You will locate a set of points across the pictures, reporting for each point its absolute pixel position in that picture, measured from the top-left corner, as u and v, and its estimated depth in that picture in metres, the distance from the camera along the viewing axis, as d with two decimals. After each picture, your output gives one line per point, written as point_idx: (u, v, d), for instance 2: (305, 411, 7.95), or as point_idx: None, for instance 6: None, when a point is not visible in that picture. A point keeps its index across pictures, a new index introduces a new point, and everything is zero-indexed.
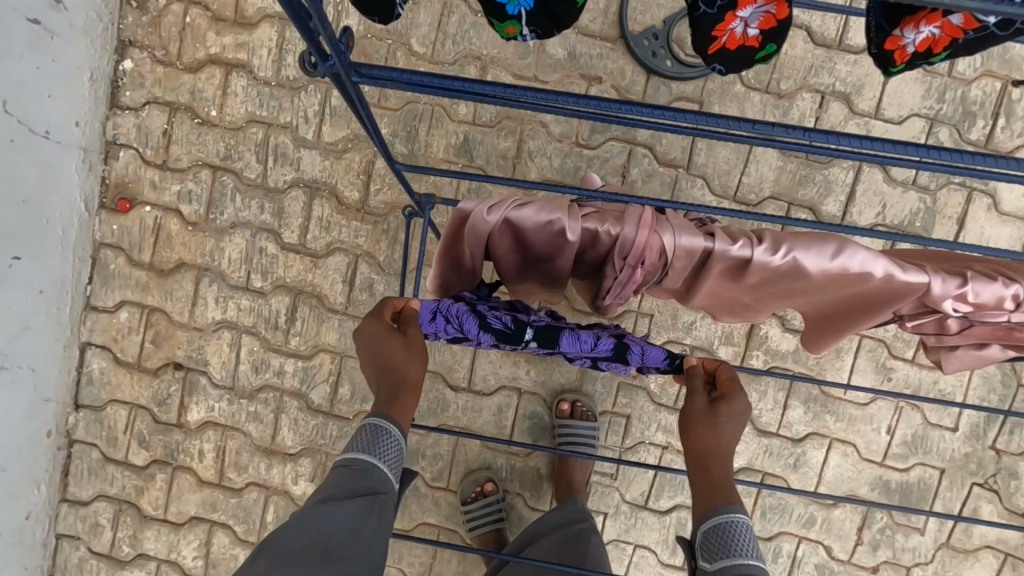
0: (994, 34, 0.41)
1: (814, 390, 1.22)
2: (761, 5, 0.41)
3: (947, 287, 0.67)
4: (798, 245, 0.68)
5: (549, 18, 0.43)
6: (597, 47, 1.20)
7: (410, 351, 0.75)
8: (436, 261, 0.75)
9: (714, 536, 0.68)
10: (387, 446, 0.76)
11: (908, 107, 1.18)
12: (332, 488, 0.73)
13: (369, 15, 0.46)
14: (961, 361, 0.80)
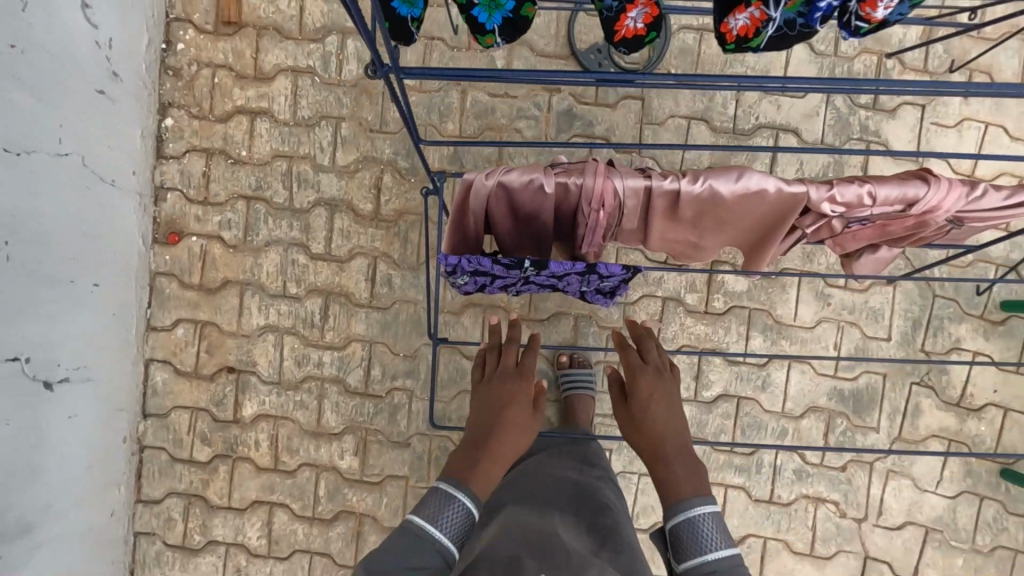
0: (785, 33, 0.69)
1: (768, 320, 1.47)
2: (642, 9, 0.70)
3: (820, 193, 0.92)
4: (711, 176, 0.93)
5: (512, 29, 0.71)
6: (553, 64, 1.48)
7: (519, 425, 1.10)
8: (449, 228, 0.99)
9: (681, 529, 0.98)
10: (456, 515, 0.97)
11: None
12: (403, 547, 0.93)
13: (397, 39, 0.70)
14: (865, 266, 1.11)
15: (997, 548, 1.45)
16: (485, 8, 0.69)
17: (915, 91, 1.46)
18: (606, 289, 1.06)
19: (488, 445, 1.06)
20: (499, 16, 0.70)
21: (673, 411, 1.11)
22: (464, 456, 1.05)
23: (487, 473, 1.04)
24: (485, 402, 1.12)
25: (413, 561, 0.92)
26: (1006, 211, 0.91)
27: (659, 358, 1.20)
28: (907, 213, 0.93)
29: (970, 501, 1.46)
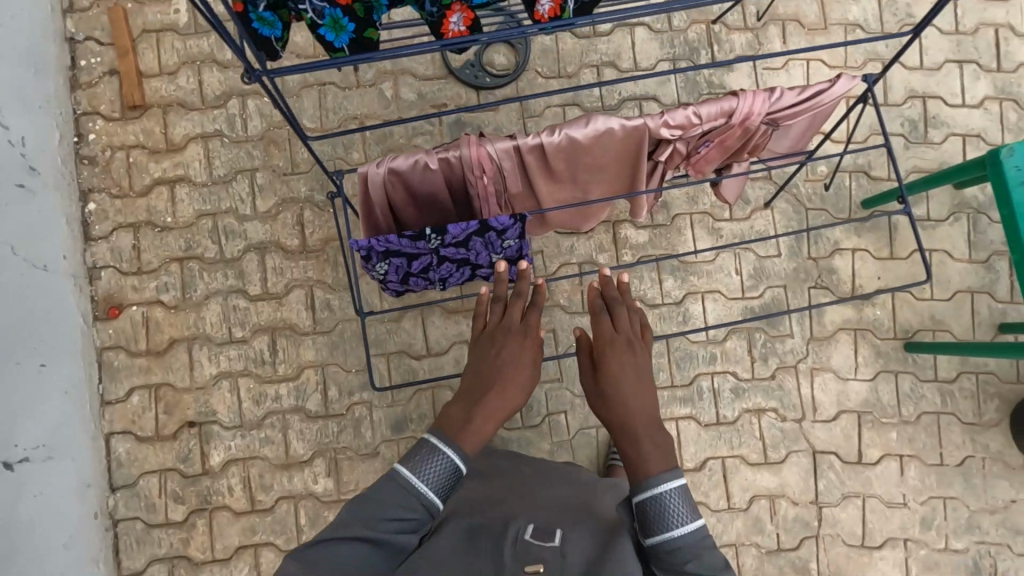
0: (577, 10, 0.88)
1: (674, 262, 1.64)
2: (460, 15, 0.87)
3: (656, 121, 1.10)
4: (565, 127, 1.10)
5: (360, 48, 0.88)
6: (436, 85, 1.68)
7: (517, 388, 1.12)
8: (362, 217, 1.14)
9: (648, 506, 0.98)
10: (440, 469, 0.98)
11: (654, 57, 1.71)
12: (387, 498, 0.95)
13: (264, 53, 0.86)
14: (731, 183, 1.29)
15: (921, 414, 1.62)
16: (334, 32, 0.85)
17: (743, 46, 1.71)
18: (512, 251, 1.20)
19: (486, 400, 1.09)
20: (345, 38, 0.86)
21: (640, 388, 1.12)
22: (460, 411, 1.07)
23: (477, 428, 1.06)
24: (490, 359, 1.14)
25: (397, 512, 0.94)
26: (803, 104, 1.12)
27: (628, 329, 1.19)
28: (730, 124, 1.12)
29: (887, 379, 1.63)
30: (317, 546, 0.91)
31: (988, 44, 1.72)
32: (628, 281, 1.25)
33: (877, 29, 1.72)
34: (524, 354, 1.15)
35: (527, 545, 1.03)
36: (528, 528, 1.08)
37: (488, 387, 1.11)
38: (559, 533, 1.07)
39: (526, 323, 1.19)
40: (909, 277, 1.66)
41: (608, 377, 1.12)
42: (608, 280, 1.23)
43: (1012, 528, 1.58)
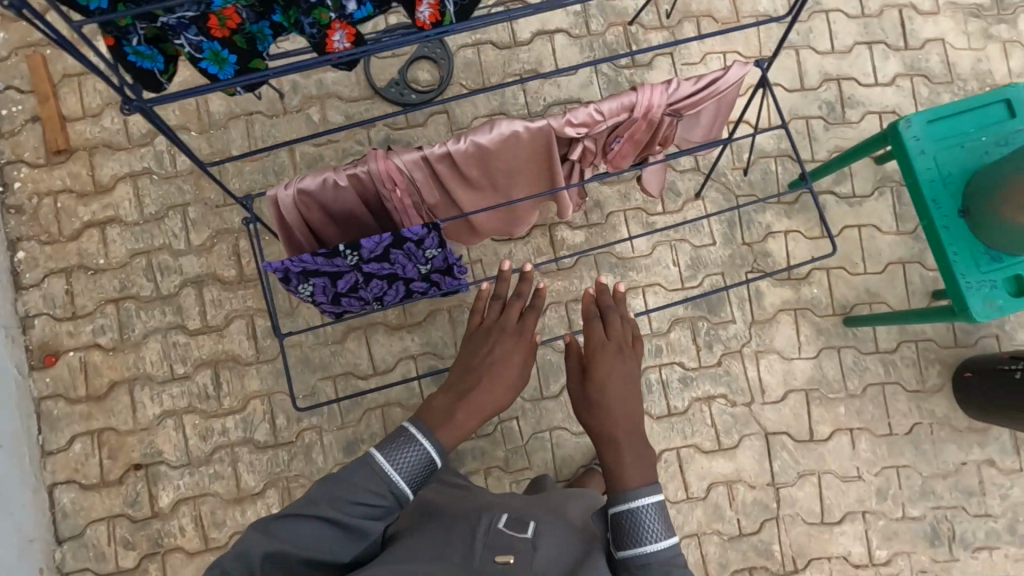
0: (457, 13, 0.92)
1: (612, 259, 1.66)
2: (342, 32, 0.86)
3: (559, 121, 1.12)
4: (470, 134, 1.11)
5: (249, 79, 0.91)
6: (363, 106, 1.70)
7: (506, 385, 1.13)
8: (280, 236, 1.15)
9: (624, 519, 1.00)
10: (414, 459, 0.99)
11: (575, 62, 1.74)
12: (358, 482, 0.95)
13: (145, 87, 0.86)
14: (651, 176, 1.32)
15: (867, 387, 1.64)
16: (216, 64, 0.86)
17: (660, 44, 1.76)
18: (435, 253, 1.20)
19: (472, 395, 1.10)
20: (231, 69, 0.87)
21: (628, 397, 1.13)
22: (443, 403, 1.09)
23: (459, 423, 1.07)
24: (483, 355, 1.15)
25: (365, 496, 0.95)
26: (700, 93, 1.15)
27: (622, 335, 1.20)
28: (633, 117, 1.15)
29: (830, 355, 1.65)
30: (282, 519, 0.93)
31: (893, 24, 1.79)
32: (624, 289, 1.25)
33: (786, 18, 1.78)
34: (518, 353, 1.16)
35: (499, 534, 1.02)
36: (501, 518, 1.07)
37: (476, 382, 1.12)
38: (532, 526, 1.06)
39: (521, 321, 1.19)
40: (842, 253, 1.70)
41: (598, 383, 1.13)
42: (604, 287, 1.23)
43: (965, 490, 1.61)
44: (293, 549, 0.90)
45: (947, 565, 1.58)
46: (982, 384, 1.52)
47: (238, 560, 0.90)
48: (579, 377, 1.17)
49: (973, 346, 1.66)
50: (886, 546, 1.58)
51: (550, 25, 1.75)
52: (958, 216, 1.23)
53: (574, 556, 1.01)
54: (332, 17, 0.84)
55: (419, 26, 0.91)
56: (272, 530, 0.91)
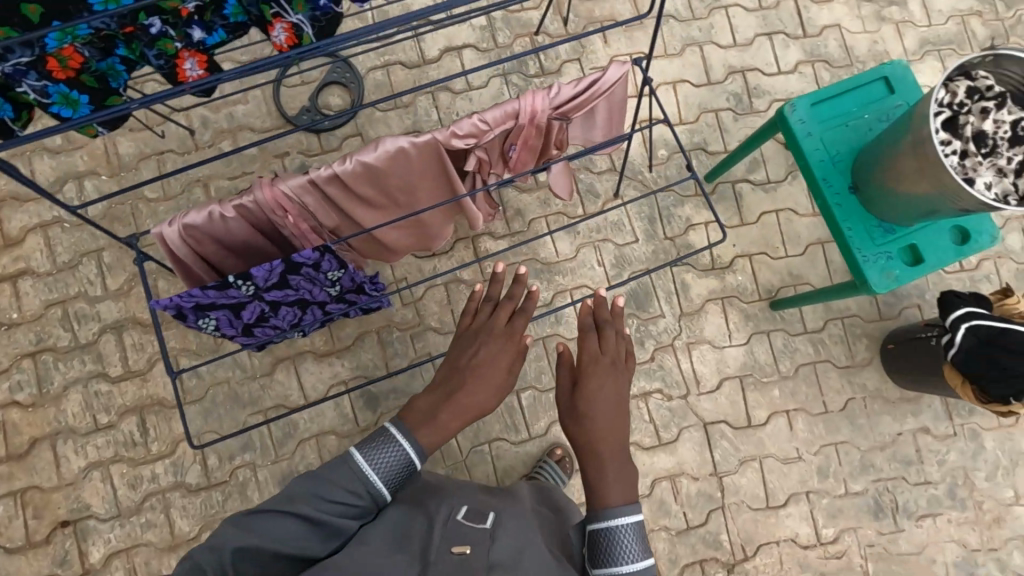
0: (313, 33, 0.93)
1: (538, 265, 1.67)
2: (195, 61, 0.90)
3: (445, 134, 1.12)
4: (356, 154, 1.11)
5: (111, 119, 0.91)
6: (276, 135, 1.69)
7: (490, 388, 1.13)
8: (175, 269, 1.13)
9: (601, 536, 1.01)
10: (392, 460, 1.04)
11: (485, 74, 1.76)
12: (335, 482, 1.00)
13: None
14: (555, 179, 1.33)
15: (798, 367, 1.67)
16: (68, 106, 0.86)
17: (567, 51, 1.79)
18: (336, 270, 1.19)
19: (456, 394, 1.12)
20: (85, 109, 0.87)
21: (616, 417, 1.12)
22: (427, 405, 1.11)
23: (437, 423, 1.10)
24: (471, 356, 1.15)
25: (341, 494, 1.00)
26: (583, 94, 1.17)
27: (615, 348, 1.18)
28: (520, 124, 1.16)
29: (760, 339, 1.67)
30: (260, 515, 0.97)
31: (790, 14, 1.84)
32: (622, 301, 1.23)
33: (687, 16, 1.83)
34: (506, 358, 1.15)
35: (457, 526, 1.02)
36: (461, 510, 1.07)
37: (459, 382, 1.13)
38: (492, 516, 1.06)
39: (510, 327, 1.18)
40: (762, 239, 1.73)
41: (586, 399, 1.12)
42: (601, 300, 1.21)
43: (903, 460, 1.63)
44: (266, 543, 0.93)
45: (894, 536, 1.59)
46: (905, 353, 1.57)
47: (211, 552, 0.92)
48: (568, 390, 1.17)
49: (897, 317, 1.70)
50: (832, 524, 1.59)
51: (457, 41, 1.78)
52: (850, 193, 1.26)
53: (534, 545, 1.01)
54: (179, 49, 0.87)
55: (275, 49, 0.92)
56: (248, 525, 0.95)
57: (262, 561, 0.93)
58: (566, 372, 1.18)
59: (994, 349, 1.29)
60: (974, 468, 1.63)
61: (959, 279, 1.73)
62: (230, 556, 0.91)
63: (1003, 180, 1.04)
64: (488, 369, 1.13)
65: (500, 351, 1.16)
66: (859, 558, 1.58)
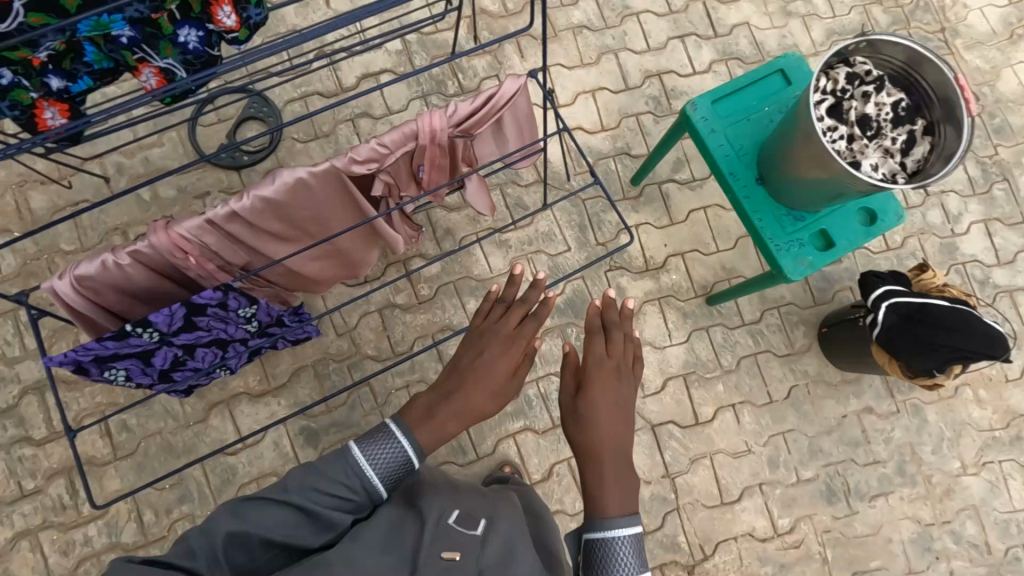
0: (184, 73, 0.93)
1: (473, 282, 1.66)
2: (55, 109, 0.89)
3: (343, 161, 1.11)
4: (252, 189, 1.08)
5: None
6: (195, 176, 1.67)
7: (491, 388, 1.12)
8: (75, 322, 1.10)
9: (599, 546, 0.99)
10: (392, 458, 1.04)
11: (405, 98, 1.77)
12: (330, 477, 1.00)
13: None
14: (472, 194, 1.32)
15: (740, 360, 1.67)
16: None
17: (484, 68, 1.81)
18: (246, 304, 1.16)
19: (455, 394, 1.11)
20: None
21: (618, 424, 1.10)
22: (426, 404, 1.11)
23: (432, 424, 1.09)
24: (474, 356, 1.14)
25: (337, 489, 0.99)
26: (480, 110, 1.17)
27: (622, 353, 1.16)
28: (421, 145, 1.16)
29: (700, 336, 1.68)
30: (255, 506, 0.97)
31: (699, 16, 1.89)
32: (633, 304, 1.20)
33: (600, 26, 1.86)
34: (507, 360, 1.13)
35: (447, 530, 0.97)
36: (454, 511, 1.02)
37: (460, 382, 1.13)
38: (484, 522, 1.00)
39: (516, 329, 1.15)
40: (693, 237, 1.74)
41: (589, 403, 1.10)
42: (610, 303, 1.18)
43: (850, 442, 1.64)
44: (255, 531, 0.94)
45: (849, 519, 1.60)
46: (837, 337, 1.59)
47: (204, 538, 0.93)
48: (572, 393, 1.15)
49: (831, 301, 1.72)
50: (788, 513, 1.59)
51: (374, 67, 1.78)
52: (757, 184, 1.28)
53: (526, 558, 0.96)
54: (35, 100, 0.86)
55: (145, 93, 0.92)
56: (242, 514, 0.95)
57: (251, 550, 0.94)
58: (572, 375, 1.17)
59: (912, 326, 1.32)
60: (921, 443, 1.65)
61: (888, 258, 1.76)
62: (221, 545, 0.92)
63: (889, 161, 1.07)
64: (488, 370, 1.12)
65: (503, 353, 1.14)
66: (816, 545, 1.58)
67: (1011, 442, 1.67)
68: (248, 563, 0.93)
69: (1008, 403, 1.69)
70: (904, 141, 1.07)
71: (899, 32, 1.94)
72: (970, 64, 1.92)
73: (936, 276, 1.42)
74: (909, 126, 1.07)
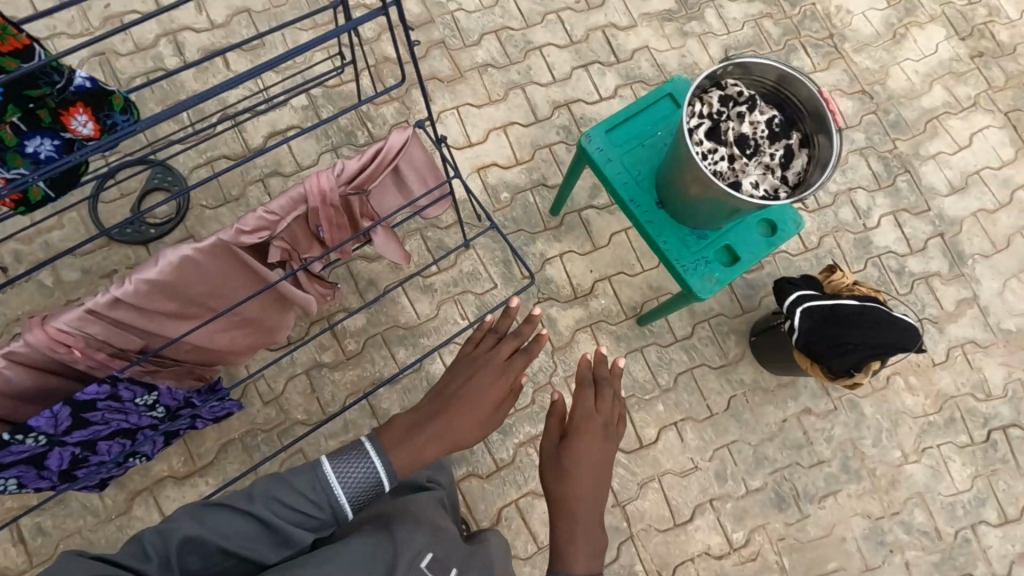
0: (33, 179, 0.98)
1: (401, 331, 1.63)
2: None
3: (230, 233, 1.08)
4: (135, 272, 1.05)
5: None
6: (99, 254, 1.61)
7: (475, 417, 1.13)
8: None
9: None
10: (365, 475, 1.02)
11: (315, 152, 1.75)
12: (294, 494, 0.98)
13: None
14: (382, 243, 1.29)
15: (677, 377, 1.68)
16: None
17: (393, 115, 1.80)
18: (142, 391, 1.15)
19: (439, 418, 1.12)
20: None
21: (598, 478, 1.16)
22: (408, 425, 1.10)
23: (409, 446, 1.08)
24: (461, 383, 1.16)
25: (301, 505, 0.97)
26: (369, 165, 1.16)
27: (608, 409, 1.23)
28: (313, 207, 1.14)
29: (635, 357, 1.68)
30: (217, 511, 0.95)
31: (600, 44, 1.94)
32: (622, 364, 1.29)
33: (504, 63, 1.89)
34: (498, 390, 1.15)
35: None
36: (427, 554, 0.98)
37: (444, 407, 1.13)
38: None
39: (507, 363, 1.18)
40: (617, 259, 1.75)
41: (571, 457, 1.16)
42: (602, 359, 1.27)
43: (794, 445, 1.65)
44: (212, 539, 0.92)
45: (801, 524, 1.60)
46: (766, 344, 1.62)
47: (158, 538, 0.91)
48: (555, 443, 1.21)
49: (758, 307, 1.75)
50: (741, 526, 1.58)
51: (280, 124, 1.76)
52: (658, 208, 1.30)
53: None
54: None
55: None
56: (203, 517, 0.93)
57: (207, 555, 0.93)
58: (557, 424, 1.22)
59: (825, 328, 1.35)
60: (861, 437, 1.67)
61: (807, 259, 1.81)
62: (174, 549, 0.90)
63: (770, 175, 1.09)
64: (475, 398, 1.14)
65: (492, 384, 1.16)
66: (773, 554, 1.57)
67: (945, 424, 1.71)
68: (203, 569, 0.93)
69: (938, 387, 1.74)
70: (783, 155, 1.10)
71: (790, 42, 2.02)
72: (861, 65, 2.01)
73: (846, 275, 1.45)
74: (785, 140, 1.10)
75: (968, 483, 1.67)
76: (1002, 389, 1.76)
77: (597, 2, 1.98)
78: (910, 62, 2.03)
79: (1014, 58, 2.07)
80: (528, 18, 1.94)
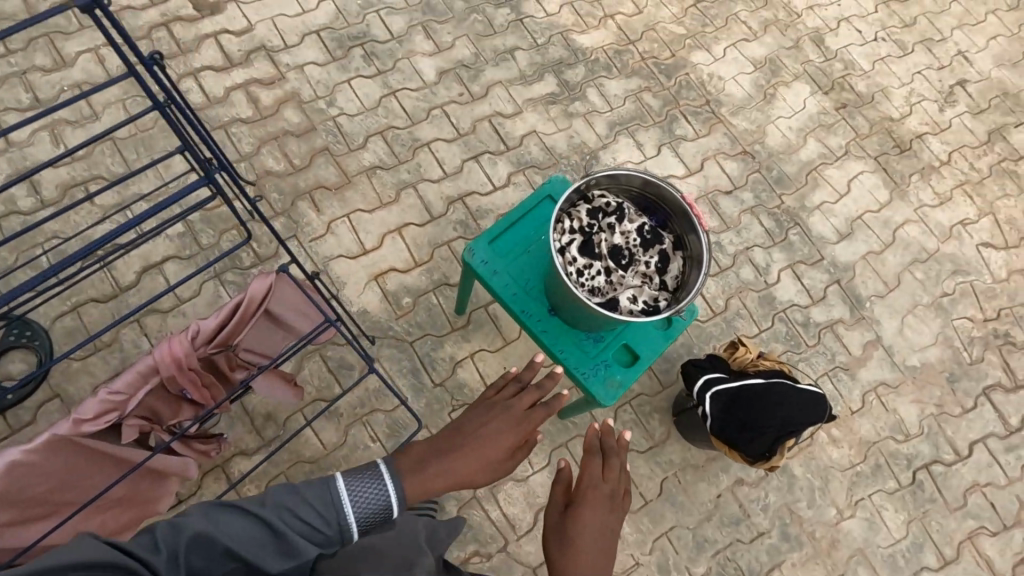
0: None
1: (307, 467, 1.50)
2: None
3: (63, 426, 0.96)
4: None
5: None
6: None
7: (487, 458, 1.09)
8: None
9: None
10: (377, 497, 0.97)
11: (196, 281, 1.63)
12: (310, 507, 0.93)
13: None
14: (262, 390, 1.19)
15: None
16: None
17: (280, 231, 1.73)
18: None
19: (455, 453, 1.08)
20: None
21: (601, 547, 1.08)
22: (425, 454, 1.07)
23: (423, 477, 1.04)
24: (480, 424, 1.13)
25: (310, 519, 0.92)
26: (229, 321, 1.07)
27: (616, 478, 1.16)
28: (166, 378, 1.03)
29: (561, 454, 1.61)
30: (232, 513, 0.90)
31: (488, 134, 1.94)
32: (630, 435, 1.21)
33: (392, 163, 1.85)
34: (516, 435, 1.12)
35: None
36: None
37: (461, 446, 1.09)
38: None
39: (526, 411, 1.15)
40: (531, 352, 1.70)
41: (577, 522, 1.08)
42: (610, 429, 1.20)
43: (732, 520, 1.61)
44: (222, 541, 0.87)
45: None
46: (688, 423, 1.59)
47: (170, 532, 0.86)
48: (560, 509, 1.13)
49: (677, 381, 1.73)
50: None
51: (155, 256, 1.63)
52: (551, 315, 1.26)
53: None
54: None
55: None
56: (216, 517, 0.88)
57: (213, 557, 0.87)
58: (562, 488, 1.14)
59: (736, 412, 1.33)
60: (796, 500, 1.65)
61: (717, 324, 1.82)
62: (183, 544, 0.85)
63: (648, 284, 1.08)
64: (491, 443, 1.10)
65: (510, 428, 1.13)
66: None
67: (873, 473, 1.72)
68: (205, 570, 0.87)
69: (859, 435, 1.75)
70: (658, 261, 1.09)
71: (671, 111, 2.10)
72: (739, 127, 2.11)
73: (749, 351, 1.46)
74: (658, 246, 1.09)
75: (903, 530, 1.67)
76: (919, 427, 1.80)
77: (480, 92, 2.00)
78: (783, 119, 2.15)
79: (874, 106, 2.23)
80: (413, 115, 1.93)
